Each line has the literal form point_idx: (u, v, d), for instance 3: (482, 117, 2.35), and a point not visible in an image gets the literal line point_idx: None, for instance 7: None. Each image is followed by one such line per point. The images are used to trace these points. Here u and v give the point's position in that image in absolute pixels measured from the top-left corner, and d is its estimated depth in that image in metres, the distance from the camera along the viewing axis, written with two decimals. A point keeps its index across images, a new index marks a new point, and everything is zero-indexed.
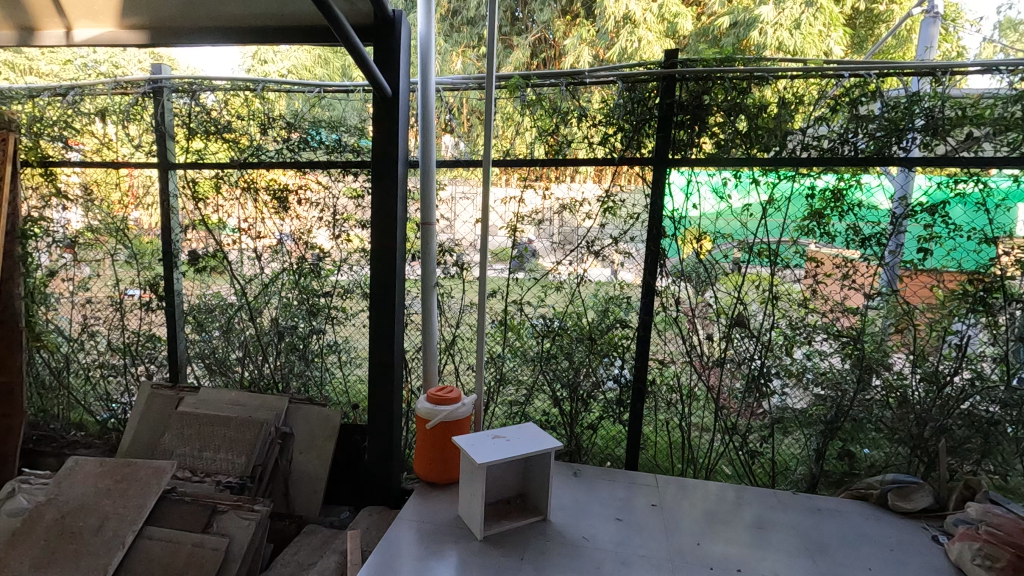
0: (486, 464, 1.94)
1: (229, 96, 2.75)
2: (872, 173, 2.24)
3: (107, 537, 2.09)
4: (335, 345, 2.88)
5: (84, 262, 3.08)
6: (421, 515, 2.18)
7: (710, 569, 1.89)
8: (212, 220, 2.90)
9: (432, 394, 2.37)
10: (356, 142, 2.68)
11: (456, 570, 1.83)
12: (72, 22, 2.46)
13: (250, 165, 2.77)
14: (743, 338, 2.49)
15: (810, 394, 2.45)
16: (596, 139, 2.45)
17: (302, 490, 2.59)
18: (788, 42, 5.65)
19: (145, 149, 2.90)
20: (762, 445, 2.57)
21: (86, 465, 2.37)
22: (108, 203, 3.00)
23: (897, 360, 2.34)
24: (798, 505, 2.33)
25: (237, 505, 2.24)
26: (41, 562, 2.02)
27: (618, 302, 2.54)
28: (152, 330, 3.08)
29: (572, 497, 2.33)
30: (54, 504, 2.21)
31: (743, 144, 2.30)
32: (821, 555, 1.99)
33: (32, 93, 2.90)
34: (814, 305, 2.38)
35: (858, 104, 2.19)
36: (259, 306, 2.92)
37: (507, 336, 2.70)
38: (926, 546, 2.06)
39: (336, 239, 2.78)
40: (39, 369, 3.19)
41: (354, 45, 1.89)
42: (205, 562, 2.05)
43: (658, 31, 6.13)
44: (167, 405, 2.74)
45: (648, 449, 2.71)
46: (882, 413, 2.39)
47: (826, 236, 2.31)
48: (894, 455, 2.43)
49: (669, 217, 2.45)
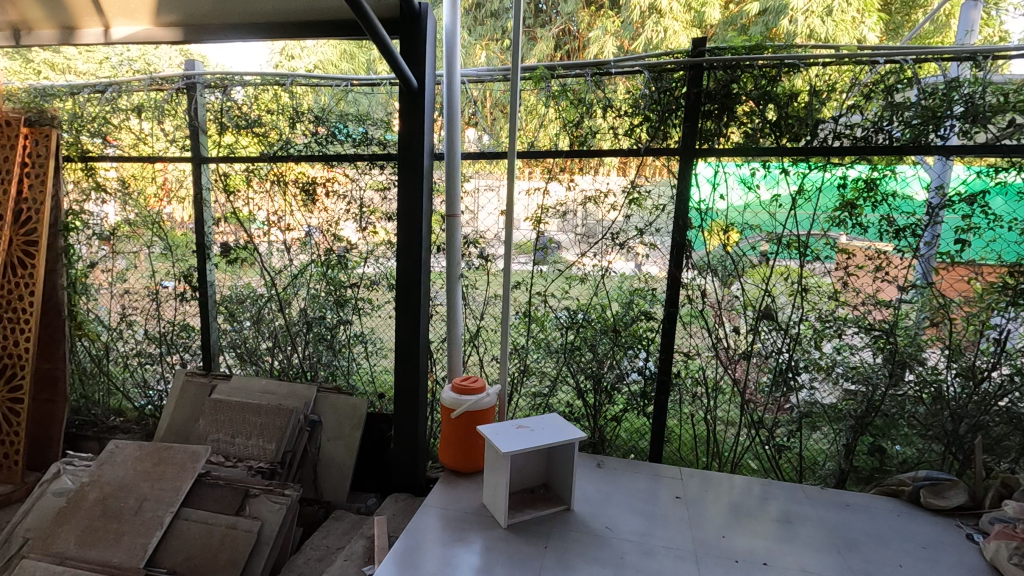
0: (511, 454, 1.96)
1: (259, 92, 2.81)
2: (907, 163, 2.18)
3: (146, 518, 2.18)
4: (361, 336, 2.94)
5: (122, 254, 3.19)
6: (446, 502, 2.22)
7: (736, 562, 1.88)
8: (243, 213, 2.97)
9: (457, 384, 2.40)
10: (382, 135, 2.71)
11: (482, 558, 1.86)
12: (110, 20, 2.53)
13: (280, 159, 2.82)
14: (771, 331, 2.45)
15: (839, 389, 2.40)
16: (620, 130, 2.44)
17: (330, 477, 2.65)
18: (819, 30, 5.49)
19: (180, 143, 2.98)
20: (789, 440, 2.52)
21: (126, 448, 2.46)
22: (143, 196, 3.09)
23: (931, 355, 2.28)
24: (826, 500, 2.30)
25: (269, 490, 2.30)
26: (86, 540, 2.12)
27: (643, 294, 2.53)
28: (187, 320, 3.18)
29: (596, 488, 2.34)
30: (97, 485, 2.30)
31: (772, 133, 2.26)
32: (850, 550, 1.96)
33: (73, 90, 3.01)
34: (845, 298, 2.33)
35: (894, 91, 2.13)
36: (289, 298, 2.99)
37: (531, 327, 2.70)
38: (959, 544, 2.02)
39: (362, 232, 2.82)
40: (80, 357, 3.32)
41: (381, 38, 1.90)
42: (239, 544, 2.13)
43: (684, 20, 6.05)
44: (201, 392, 2.83)
45: (672, 442, 2.69)
46: (915, 410, 2.32)
47: (857, 227, 2.25)
48: (926, 452, 2.37)
49: (695, 208, 2.43)
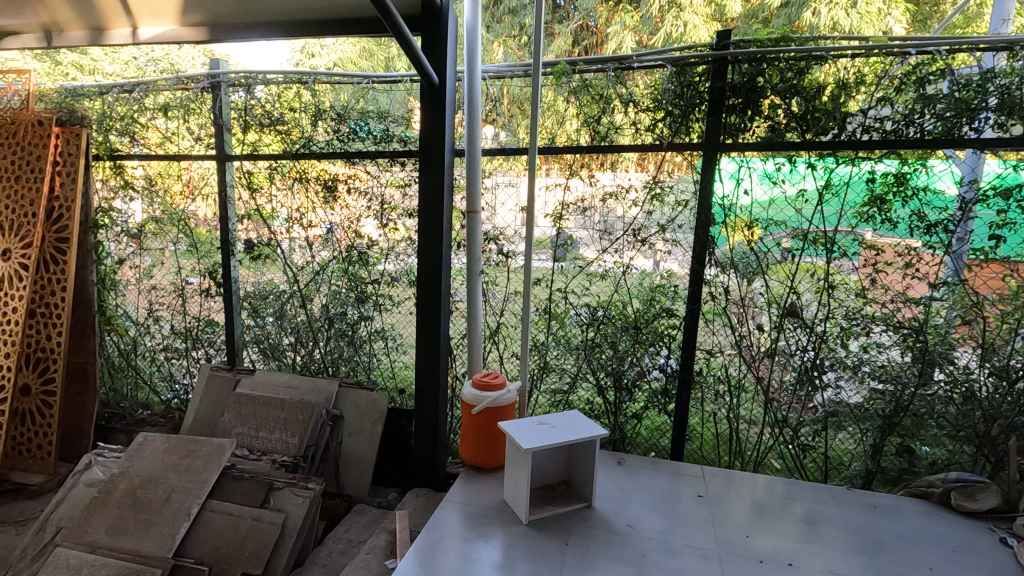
0: (532, 450, 1.95)
1: (282, 90, 2.84)
2: (938, 157, 2.12)
3: (174, 509, 2.23)
4: (382, 331, 2.96)
5: (149, 251, 3.26)
6: (466, 498, 2.23)
7: (760, 563, 1.85)
8: (266, 210, 3.01)
9: (478, 379, 2.41)
10: (403, 132, 2.74)
11: (502, 553, 1.86)
12: (138, 21, 2.57)
13: (302, 156, 2.85)
14: (796, 329, 2.41)
15: (865, 388, 2.35)
16: (642, 125, 2.41)
17: (351, 471, 2.68)
18: (843, 22, 5.39)
19: (205, 142, 3.03)
20: (814, 440, 2.48)
21: (154, 441, 2.51)
22: (169, 194, 3.15)
23: (963, 355, 2.21)
24: (852, 501, 2.25)
25: (292, 483, 2.33)
26: (116, 529, 2.17)
27: (664, 291, 2.51)
28: (212, 316, 3.23)
29: (617, 485, 2.33)
30: (127, 477, 2.35)
31: (798, 128, 2.23)
32: (878, 553, 1.92)
33: (102, 90, 3.08)
34: (872, 295, 2.28)
35: (926, 82, 2.09)
36: (310, 293, 3.02)
37: (551, 324, 2.69)
38: (992, 547, 1.97)
39: (382, 229, 2.84)
40: (110, 351, 3.41)
41: (404, 35, 1.90)
42: (264, 536, 2.16)
43: (704, 14, 5.97)
44: (226, 386, 2.88)
45: (694, 441, 2.67)
46: (946, 410, 2.26)
47: (887, 223, 2.20)
48: (957, 453, 2.31)
49: (718, 204, 2.40)
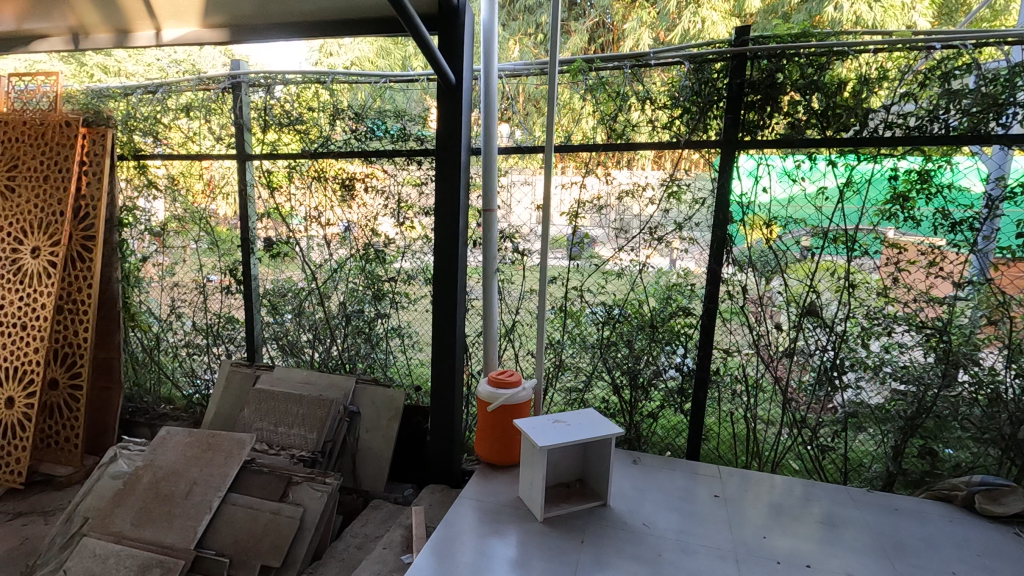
0: (547, 448, 1.96)
1: (301, 90, 2.88)
2: (964, 154, 2.08)
3: (196, 501, 2.27)
4: (399, 329, 2.99)
5: (171, 248, 3.32)
6: (481, 495, 2.24)
7: (778, 564, 1.84)
8: (285, 209, 3.05)
9: (494, 377, 2.41)
10: (419, 131, 2.75)
11: (518, 550, 1.87)
12: (162, 23, 2.62)
13: (320, 156, 2.89)
14: (815, 328, 2.38)
15: (887, 389, 2.31)
16: (660, 123, 2.40)
17: (368, 466, 2.71)
18: (866, 16, 5.29)
19: (225, 142, 3.08)
20: (833, 441, 2.45)
21: (176, 435, 2.56)
22: (190, 193, 3.22)
23: (988, 355, 2.17)
24: (873, 504, 2.22)
25: (310, 477, 2.36)
26: (141, 520, 2.22)
27: (681, 290, 2.49)
28: (232, 313, 3.28)
29: (632, 484, 2.32)
30: (150, 469, 2.40)
31: (818, 124, 2.20)
32: (898, 556, 1.89)
33: (127, 91, 3.16)
34: (894, 295, 2.24)
35: (951, 77, 2.04)
36: (328, 291, 3.06)
37: (567, 323, 2.70)
38: (1017, 552, 1.93)
39: (399, 228, 2.86)
40: (133, 347, 3.49)
41: (422, 34, 1.91)
42: (283, 529, 2.20)
43: (723, 10, 5.91)
44: (245, 382, 2.93)
45: (710, 440, 2.64)
46: (970, 411, 2.22)
47: (910, 221, 2.16)
48: (981, 455, 2.26)
49: (737, 201, 2.37)
